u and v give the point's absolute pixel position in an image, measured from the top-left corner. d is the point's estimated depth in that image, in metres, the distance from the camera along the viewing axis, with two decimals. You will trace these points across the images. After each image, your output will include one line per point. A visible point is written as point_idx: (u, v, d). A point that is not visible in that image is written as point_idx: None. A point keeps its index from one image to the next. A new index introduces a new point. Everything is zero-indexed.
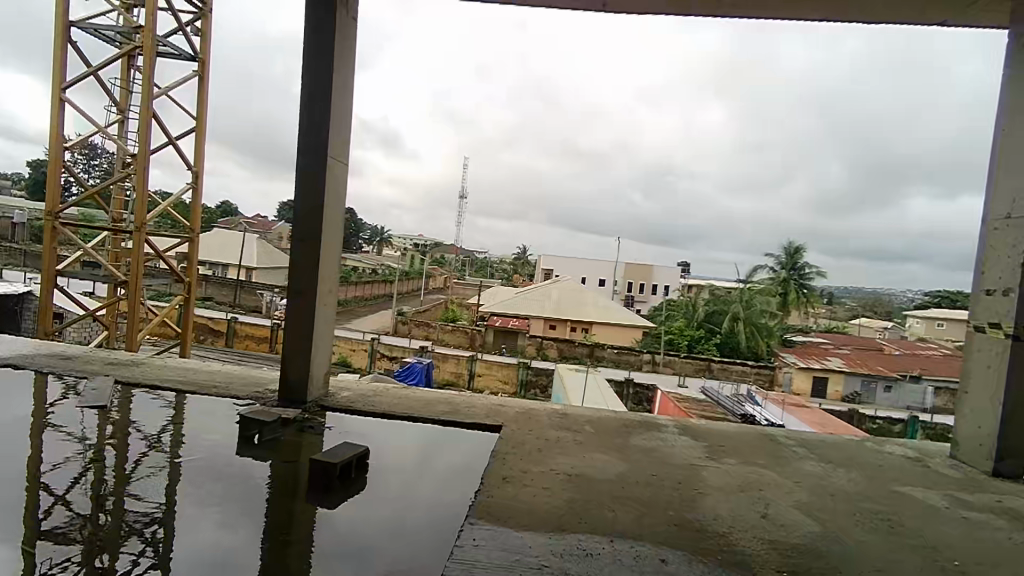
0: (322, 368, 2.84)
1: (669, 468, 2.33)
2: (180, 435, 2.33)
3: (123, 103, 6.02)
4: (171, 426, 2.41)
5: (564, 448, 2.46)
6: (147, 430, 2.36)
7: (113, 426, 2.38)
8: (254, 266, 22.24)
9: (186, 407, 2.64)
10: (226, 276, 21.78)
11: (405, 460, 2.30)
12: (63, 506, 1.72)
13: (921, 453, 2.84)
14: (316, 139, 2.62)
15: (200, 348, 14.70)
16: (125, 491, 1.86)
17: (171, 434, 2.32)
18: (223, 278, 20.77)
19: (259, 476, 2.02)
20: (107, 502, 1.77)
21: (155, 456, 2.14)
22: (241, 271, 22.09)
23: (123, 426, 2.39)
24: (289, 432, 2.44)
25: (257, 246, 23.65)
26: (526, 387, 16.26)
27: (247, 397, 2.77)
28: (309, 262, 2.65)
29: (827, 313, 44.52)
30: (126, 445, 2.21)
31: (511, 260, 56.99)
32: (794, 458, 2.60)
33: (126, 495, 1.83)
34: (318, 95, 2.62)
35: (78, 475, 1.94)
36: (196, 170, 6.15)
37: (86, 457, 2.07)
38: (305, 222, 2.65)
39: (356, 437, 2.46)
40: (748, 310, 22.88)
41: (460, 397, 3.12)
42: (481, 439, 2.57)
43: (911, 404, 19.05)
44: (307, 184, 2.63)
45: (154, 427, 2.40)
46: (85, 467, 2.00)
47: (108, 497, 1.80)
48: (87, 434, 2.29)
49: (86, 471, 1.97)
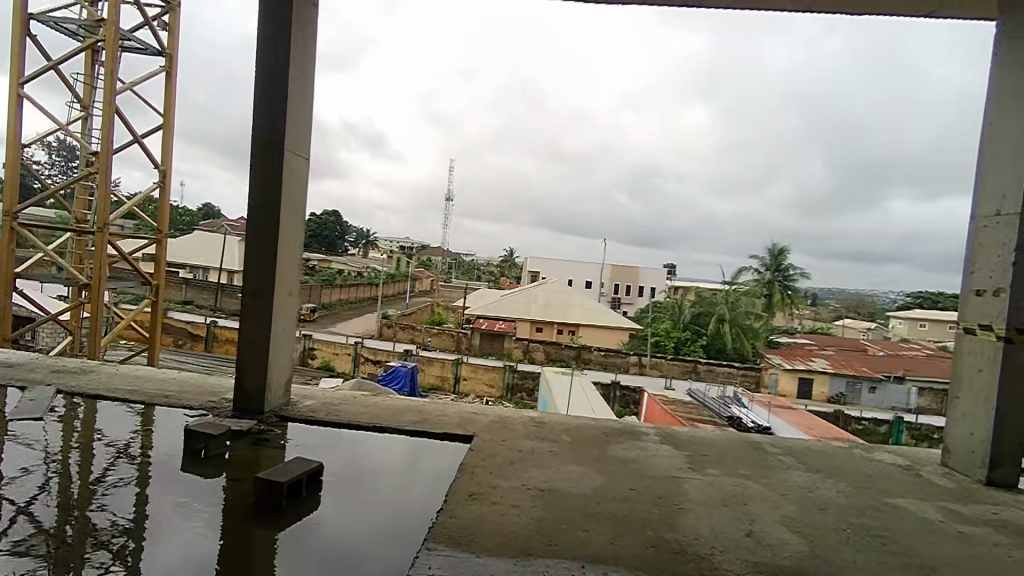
0: (281, 376, 2.67)
1: (649, 481, 2.18)
2: (149, 443, 2.22)
3: (86, 99, 5.81)
4: (140, 434, 2.29)
5: (538, 460, 2.31)
6: (114, 439, 2.24)
7: (76, 434, 2.25)
8: (235, 268, 21.86)
9: (148, 416, 2.49)
10: (207, 279, 21.41)
11: (369, 474, 2.15)
12: (27, 517, 1.61)
13: (911, 461, 2.73)
14: (272, 131, 2.46)
15: (177, 353, 14.35)
16: (94, 501, 1.75)
17: (140, 444, 2.21)
18: (204, 282, 20.39)
19: (211, 495, 1.86)
20: (75, 513, 1.66)
21: (123, 465, 2.02)
22: (222, 274, 21.71)
23: (87, 434, 2.26)
24: (245, 445, 2.27)
25: (238, 248, 23.27)
26: (512, 391, 16.08)
27: (200, 408, 2.58)
28: (265, 262, 2.48)
29: (811, 315, 44.81)
30: (92, 454, 2.09)
31: (498, 263, 56.78)
32: (780, 468, 2.47)
33: (94, 505, 1.72)
34: (274, 85, 2.47)
35: (42, 485, 1.82)
36: (164, 169, 5.94)
37: (51, 467, 1.95)
38: (260, 219, 2.48)
39: (314, 451, 2.29)
40: (734, 312, 22.90)
41: (432, 405, 2.96)
42: (449, 451, 2.41)
43: (895, 405, 19.18)
44: (261, 178, 2.47)
45: (120, 435, 2.27)
46: (50, 478, 1.88)
47: (75, 508, 1.69)
48: (50, 443, 2.16)
49: (51, 482, 1.85)
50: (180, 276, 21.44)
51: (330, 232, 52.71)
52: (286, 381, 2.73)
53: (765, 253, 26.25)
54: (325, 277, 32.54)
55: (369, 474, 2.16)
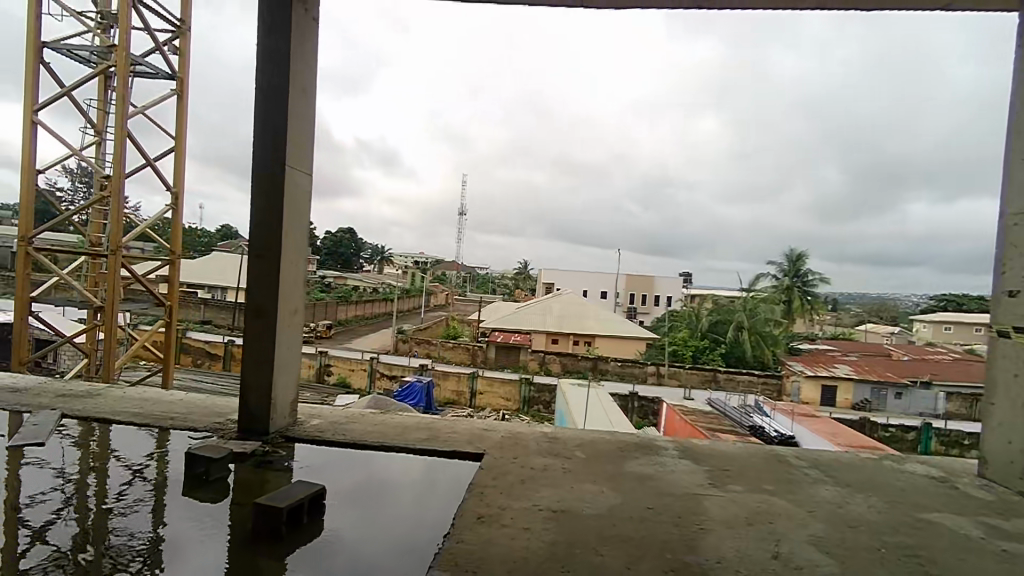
0: (286, 396, 2.61)
1: (667, 499, 2.08)
2: (163, 464, 2.20)
3: (99, 123, 5.88)
4: (154, 455, 2.27)
5: (551, 478, 2.22)
6: (130, 459, 2.22)
7: (90, 456, 2.23)
8: None
9: (157, 436, 2.46)
10: (225, 299, 21.64)
11: (376, 496, 2.07)
12: (43, 540, 1.59)
13: (946, 472, 2.60)
14: (272, 146, 2.42)
15: (195, 372, 14.46)
16: (109, 523, 1.73)
17: (155, 464, 2.19)
18: (222, 301, 20.60)
19: (214, 519, 1.80)
20: (91, 535, 1.64)
21: (137, 487, 2.00)
22: (239, 293, 21.92)
23: (101, 455, 2.24)
24: (250, 467, 2.22)
25: None
26: (529, 404, 15.95)
27: (205, 429, 2.53)
28: (268, 278, 2.42)
29: (832, 321, 44.09)
30: (108, 475, 2.07)
31: (512, 275, 56.79)
32: (806, 482, 2.35)
33: (110, 527, 1.70)
34: (274, 100, 2.43)
35: (58, 509, 1.80)
36: (176, 191, 5.98)
37: (67, 489, 1.94)
38: (261, 236, 2.44)
39: (319, 473, 2.22)
40: (752, 319, 22.59)
41: (442, 421, 2.88)
42: (458, 470, 2.33)
43: (923, 411, 18.77)
44: (262, 194, 2.42)
45: (134, 456, 2.26)
46: (66, 500, 1.86)
47: (91, 531, 1.67)
48: (65, 464, 2.14)
49: (67, 504, 1.83)
50: (198, 296, 21.69)
51: (345, 249, 53.17)
52: (292, 400, 2.67)
53: (782, 258, 25.92)
54: (341, 294, 32.76)
55: (377, 495, 2.08)
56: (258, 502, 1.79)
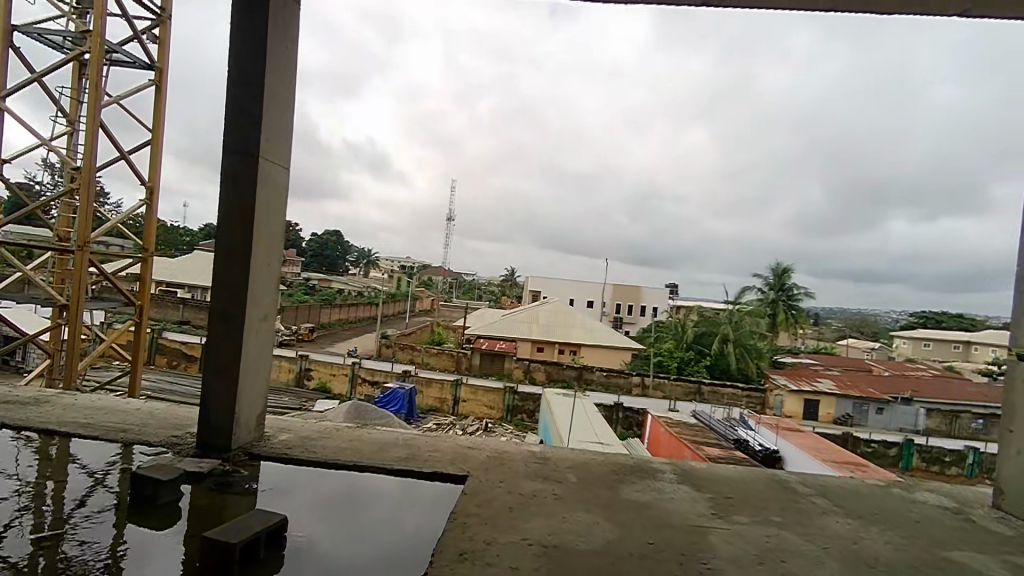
0: (252, 409, 2.39)
1: (668, 532, 1.89)
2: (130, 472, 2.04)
3: (71, 113, 5.59)
4: (119, 461, 2.11)
5: (542, 506, 2.02)
6: (92, 467, 2.06)
7: (47, 462, 2.05)
8: None
9: (112, 446, 2.25)
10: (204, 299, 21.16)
11: (349, 525, 1.87)
12: None
13: (959, 503, 2.44)
14: (245, 137, 2.20)
15: (169, 375, 14.03)
16: (67, 539, 1.58)
17: (119, 472, 2.03)
18: (200, 301, 20.12)
19: (163, 548, 1.59)
20: (43, 553, 1.49)
21: (100, 496, 1.85)
22: None
23: (60, 462, 2.07)
24: (208, 485, 2.00)
25: None
26: (512, 413, 15.71)
27: (162, 443, 2.30)
28: (236, 280, 2.20)
29: (814, 335, 44.37)
30: (66, 484, 1.91)
31: (498, 282, 56.59)
32: (815, 513, 2.17)
33: (65, 544, 1.55)
34: (249, 84, 2.21)
35: (12, 521, 1.64)
36: (151, 186, 5.71)
37: (23, 499, 1.78)
38: (229, 233, 2.21)
39: (282, 497, 1.99)
40: (737, 331, 22.56)
41: (426, 438, 2.68)
42: (439, 494, 2.13)
43: (904, 426, 18.89)
44: (231, 188, 2.19)
45: (97, 463, 2.09)
46: (21, 512, 1.70)
47: (44, 547, 1.51)
48: (21, 469, 1.97)
49: (23, 516, 1.68)
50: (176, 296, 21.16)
51: (331, 251, 52.72)
52: (259, 412, 2.45)
53: (767, 272, 26.02)
54: (325, 297, 32.29)
55: (349, 524, 1.88)
56: (210, 532, 1.58)
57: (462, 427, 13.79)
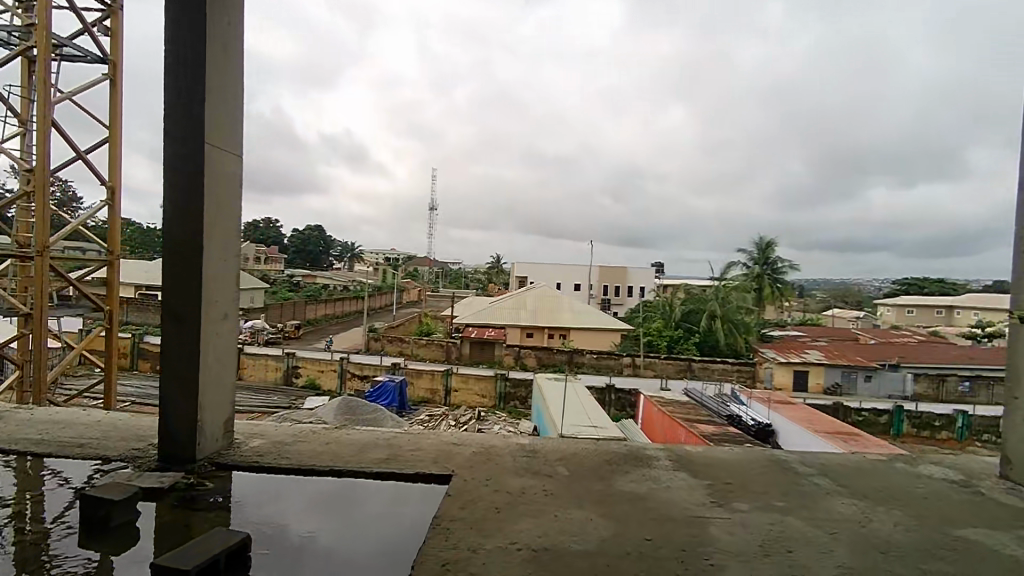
0: (219, 416, 2.23)
1: (667, 525, 1.77)
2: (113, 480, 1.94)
3: (23, 112, 5.31)
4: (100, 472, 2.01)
5: (531, 504, 1.89)
6: (73, 479, 1.95)
7: (24, 478, 1.95)
8: None
9: (85, 458, 2.13)
10: None
11: (329, 538, 1.75)
12: None
13: (966, 476, 2.36)
14: (188, 124, 2.02)
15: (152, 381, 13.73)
16: (36, 562, 1.47)
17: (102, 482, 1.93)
18: None
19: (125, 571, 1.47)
20: None
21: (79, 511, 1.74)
22: None
23: (38, 476, 1.96)
24: (172, 500, 1.85)
25: None
26: (504, 400, 15.63)
27: (122, 456, 2.14)
28: (188, 280, 2.04)
29: (799, 307, 44.81)
30: (45, 500, 1.81)
31: (484, 269, 56.38)
32: (818, 496, 2.06)
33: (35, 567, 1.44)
34: (188, 64, 2.02)
35: None
36: (112, 186, 5.48)
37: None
38: (177, 227, 2.04)
39: (251, 510, 1.85)
40: (725, 306, 22.61)
41: (408, 436, 2.54)
42: (422, 496, 2.00)
43: (892, 393, 19.12)
44: (176, 179, 2.02)
45: (79, 475, 1.99)
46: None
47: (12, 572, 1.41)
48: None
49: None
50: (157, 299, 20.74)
51: (313, 247, 52.23)
52: (226, 419, 2.30)
53: (752, 246, 26.07)
54: (310, 294, 31.96)
55: (330, 534, 1.76)
56: (174, 553, 1.45)
57: (455, 416, 13.67)
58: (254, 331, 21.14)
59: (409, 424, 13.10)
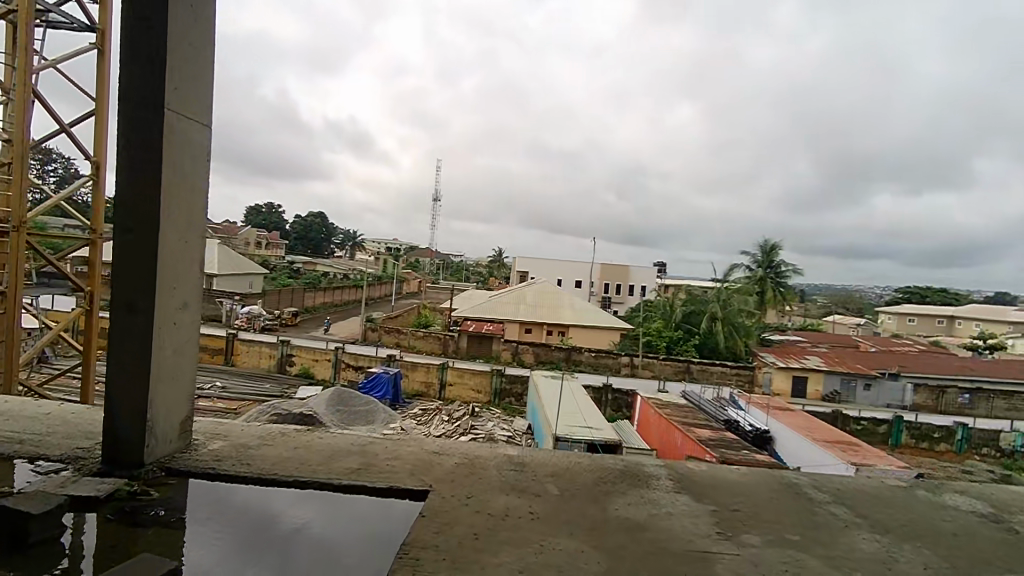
0: (174, 415, 2.02)
1: (667, 561, 1.56)
2: (58, 480, 1.75)
3: (5, 80, 5.08)
4: (48, 471, 1.82)
5: (515, 530, 1.68)
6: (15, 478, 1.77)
7: None
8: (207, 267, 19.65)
9: (25, 456, 1.92)
10: None
11: (290, 555, 1.55)
12: None
13: (997, 509, 2.14)
14: (147, 88, 1.81)
15: None
16: None
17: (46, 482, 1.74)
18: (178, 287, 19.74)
19: None
20: None
21: None
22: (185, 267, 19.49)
23: None
24: (109, 511, 1.64)
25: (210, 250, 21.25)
26: (500, 396, 15.44)
27: (66, 457, 1.93)
28: (140, 262, 1.81)
29: (800, 312, 44.56)
30: None
31: (485, 262, 56.15)
32: (836, 529, 1.85)
33: None
34: (148, 20, 1.80)
35: None
36: (97, 161, 5.26)
37: None
38: (130, 203, 1.81)
39: (201, 527, 1.64)
40: (726, 309, 22.34)
41: (385, 442, 2.33)
42: (395, 514, 1.79)
43: (891, 402, 18.96)
44: (132, 152, 1.80)
45: (23, 474, 1.80)
46: None
47: None
48: None
49: None
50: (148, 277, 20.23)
51: (315, 233, 52.09)
52: (184, 417, 2.09)
53: (755, 249, 25.85)
54: (309, 282, 31.82)
55: (293, 551, 1.59)
56: None
57: (448, 411, 13.45)
58: (250, 317, 20.96)
59: (402, 418, 12.94)
